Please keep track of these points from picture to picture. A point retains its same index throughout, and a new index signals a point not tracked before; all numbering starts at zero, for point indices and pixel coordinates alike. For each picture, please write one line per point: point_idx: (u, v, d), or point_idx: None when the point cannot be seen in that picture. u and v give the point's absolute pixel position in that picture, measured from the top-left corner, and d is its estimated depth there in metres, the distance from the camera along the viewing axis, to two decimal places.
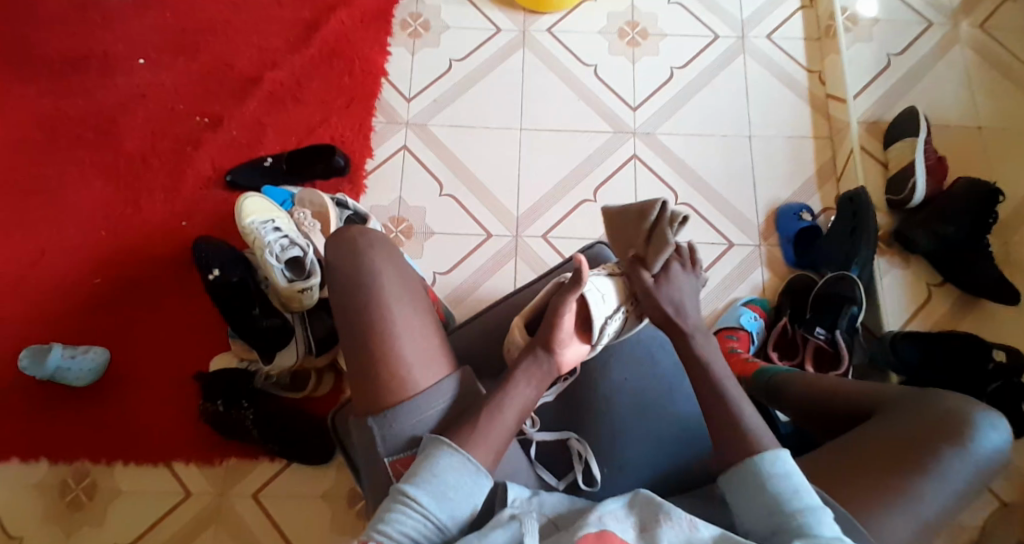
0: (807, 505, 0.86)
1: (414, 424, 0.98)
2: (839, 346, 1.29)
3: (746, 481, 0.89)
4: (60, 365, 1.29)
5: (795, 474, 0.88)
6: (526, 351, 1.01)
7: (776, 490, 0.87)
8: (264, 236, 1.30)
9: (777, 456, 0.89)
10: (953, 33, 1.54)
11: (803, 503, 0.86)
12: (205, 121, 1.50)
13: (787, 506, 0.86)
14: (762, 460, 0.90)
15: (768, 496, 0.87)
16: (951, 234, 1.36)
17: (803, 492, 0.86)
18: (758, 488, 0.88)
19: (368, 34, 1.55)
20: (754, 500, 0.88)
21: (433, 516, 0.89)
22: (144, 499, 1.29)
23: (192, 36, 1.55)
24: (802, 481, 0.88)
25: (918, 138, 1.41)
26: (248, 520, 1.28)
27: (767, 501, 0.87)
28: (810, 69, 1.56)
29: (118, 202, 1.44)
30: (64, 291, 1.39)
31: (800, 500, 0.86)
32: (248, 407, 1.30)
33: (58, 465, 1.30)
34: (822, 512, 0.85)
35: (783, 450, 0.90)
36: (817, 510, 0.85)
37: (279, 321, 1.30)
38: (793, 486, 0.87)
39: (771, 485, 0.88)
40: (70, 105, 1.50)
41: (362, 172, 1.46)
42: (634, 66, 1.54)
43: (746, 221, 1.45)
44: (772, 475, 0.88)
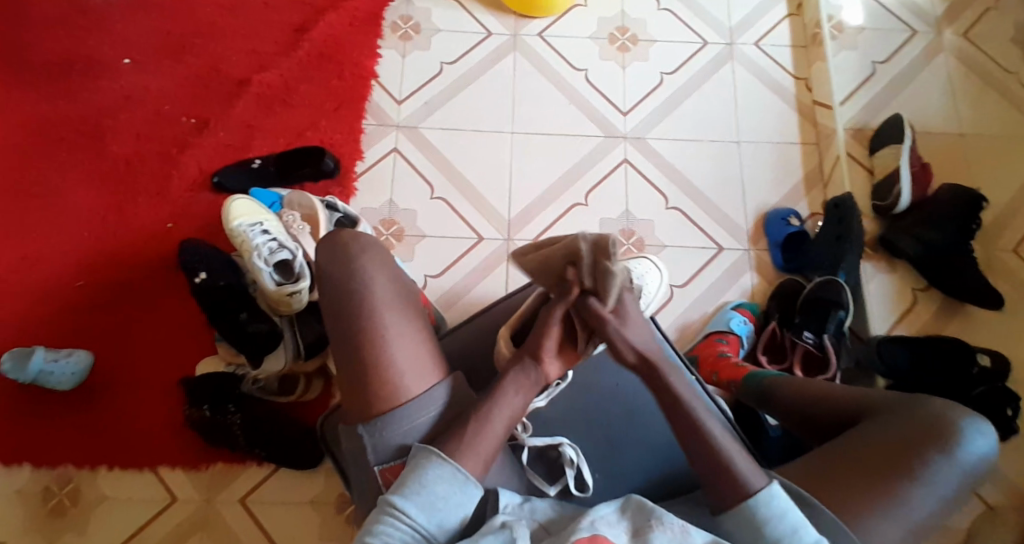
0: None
1: (404, 431, 0.97)
2: (827, 350, 1.30)
3: (742, 516, 0.90)
4: (42, 369, 1.26)
5: (790, 512, 0.89)
6: (515, 360, 0.99)
7: (776, 534, 0.88)
8: (252, 238, 1.28)
9: (770, 494, 0.90)
10: (937, 42, 1.57)
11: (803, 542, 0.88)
12: (191, 122, 1.48)
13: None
14: (756, 501, 0.90)
15: (767, 538, 0.89)
16: (937, 239, 1.39)
17: (802, 531, 0.88)
18: (754, 529, 0.89)
19: (358, 37, 1.54)
20: (754, 534, 0.89)
21: (422, 528, 0.89)
22: (128, 506, 1.26)
23: (180, 37, 1.53)
24: (798, 516, 0.89)
25: (902, 145, 1.44)
26: (237, 526, 1.26)
27: (768, 543, 0.89)
28: (798, 76, 1.57)
29: (102, 204, 1.42)
30: (47, 294, 1.36)
31: (800, 540, 0.88)
32: (235, 412, 1.28)
33: (40, 470, 1.27)
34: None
35: (774, 486, 0.91)
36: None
37: (267, 326, 1.28)
38: (791, 527, 0.88)
39: (767, 527, 0.89)
40: (54, 106, 1.48)
41: (352, 175, 1.44)
42: (625, 71, 1.55)
43: (736, 226, 1.46)
44: (767, 518, 0.89)
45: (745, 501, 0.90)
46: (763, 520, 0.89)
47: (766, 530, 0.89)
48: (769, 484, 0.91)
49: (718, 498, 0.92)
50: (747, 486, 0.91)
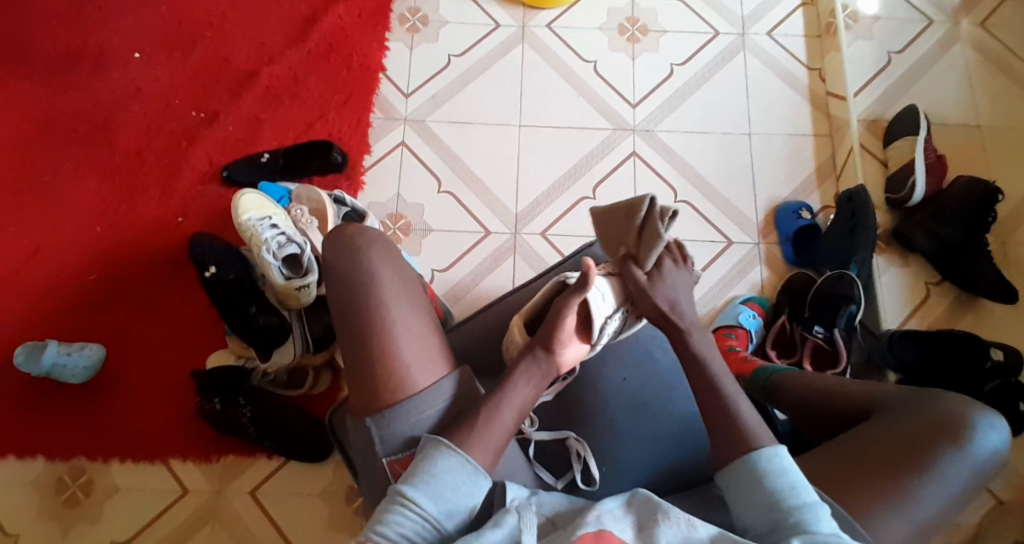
0: (804, 503, 0.85)
1: (412, 423, 0.97)
2: (837, 345, 1.29)
3: (742, 474, 0.89)
4: (55, 363, 1.28)
5: (792, 470, 0.87)
6: (526, 350, 1.00)
7: (773, 488, 0.87)
8: (261, 232, 1.28)
9: (773, 452, 0.89)
10: (953, 31, 1.54)
11: (801, 500, 0.86)
12: (200, 116, 1.48)
13: (785, 502, 0.86)
14: (759, 456, 0.89)
15: (766, 493, 0.87)
16: (950, 235, 1.37)
17: (801, 488, 0.86)
18: (754, 481, 0.88)
19: (366, 30, 1.53)
20: (752, 494, 0.87)
21: (431, 517, 0.89)
22: (140, 497, 1.29)
23: (188, 30, 1.54)
24: (799, 476, 0.87)
25: (918, 137, 1.41)
26: (247, 517, 1.28)
27: (766, 498, 0.87)
28: (811, 66, 1.55)
29: (113, 198, 1.43)
30: (59, 287, 1.38)
31: (798, 499, 0.86)
32: (245, 405, 1.29)
33: (54, 462, 1.30)
34: (820, 508, 0.85)
35: (779, 447, 0.90)
36: (815, 507, 0.85)
37: (277, 319, 1.30)
38: (790, 484, 0.86)
39: (767, 481, 0.87)
40: (64, 100, 1.48)
41: (360, 169, 1.45)
42: (634, 63, 1.53)
43: (746, 219, 1.45)
44: (768, 471, 0.88)
45: (750, 456, 0.89)
46: (765, 476, 0.88)
47: (766, 486, 0.87)
48: (776, 445, 0.90)
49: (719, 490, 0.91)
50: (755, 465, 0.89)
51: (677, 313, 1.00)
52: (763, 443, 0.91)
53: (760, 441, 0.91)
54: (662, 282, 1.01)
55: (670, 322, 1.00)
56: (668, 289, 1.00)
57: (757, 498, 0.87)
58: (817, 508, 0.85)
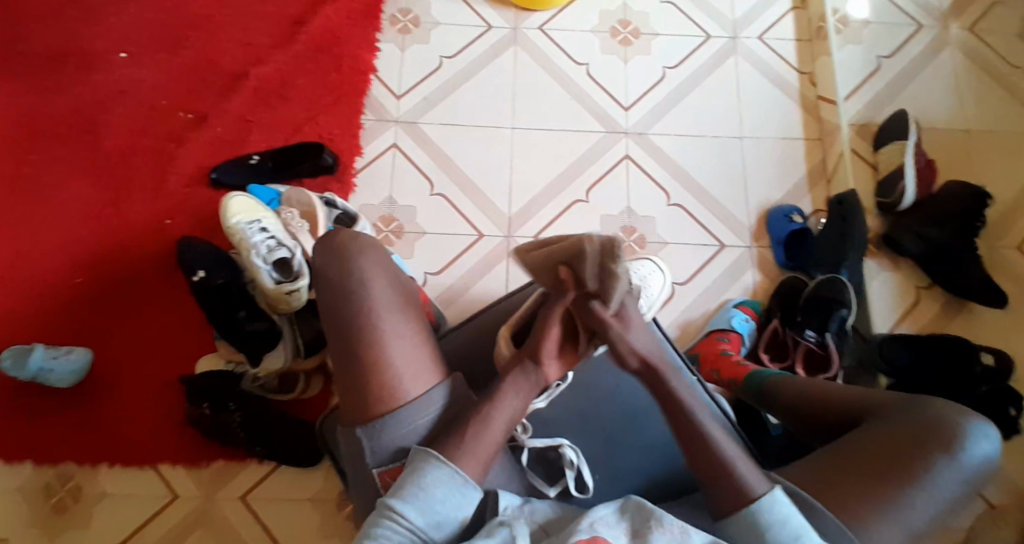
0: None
1: (403, 434, 0.97)
2: (829, 349, 1.29)
3: (744, 524, 0.90)
4: (42, 366, 1.26)
5: (795, 518, 0.89)
6: (515, 361, 0.99)
7: (778, 542, 0.89)
8: (250, 236, 1.27)
9: (774, 499, 0.90)
10: (942, 35, 1.55)
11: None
12: (189, 117, 1.47)
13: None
14: (760, 505, 0.90)
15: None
16: (937, 236, 1.39)
17: (804, 536, 0.88)
18: (756, 535, 0.89)
19: (357, 31, 1.52)
20: (755, 542, 0.89)
21: (420, 530, 0.89)
22: (129, 503, 1.26)
23: (176, 31, 1.52)
24: (801, 523, 0.89)
25: (907, 143, 1.41)
26: (238, 523, 1.26)
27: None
28: (802, 70, 1.55)
29: (100, 200, 1.41)
30: (46, 290, 1.35)
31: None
32: (235, 410, 1.28)
33: (40, 468, 1.27)
34: None
35: (778, 491, 0.91)
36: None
37: (266, 324, 1.28)
38: (794, 533, 0.88)
39: (771, 532, 0.89)
40: (49, 102, 1.46)
41: (352, 172, 1.43)
42: (627, 65, 1.53)
43: (738, 223, 1.45)
44: (769, 522, 0.89)
45: (750, 505, 0.90)
46: (766, 525, 0.89)
47: (770, 537, 0.89)
48: (773, 490, 0.91)
49: (714, 500, 0.92)
50: (751, 492, 0.91)
51: (654, 355, 0.96)
52: (759, 489, 0.91)
53: (754, 479, 0.92)
54: (628, 321, 0.94)
55: (650, 368, 0.97)
56: (638, 331, 0.95)
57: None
58: None
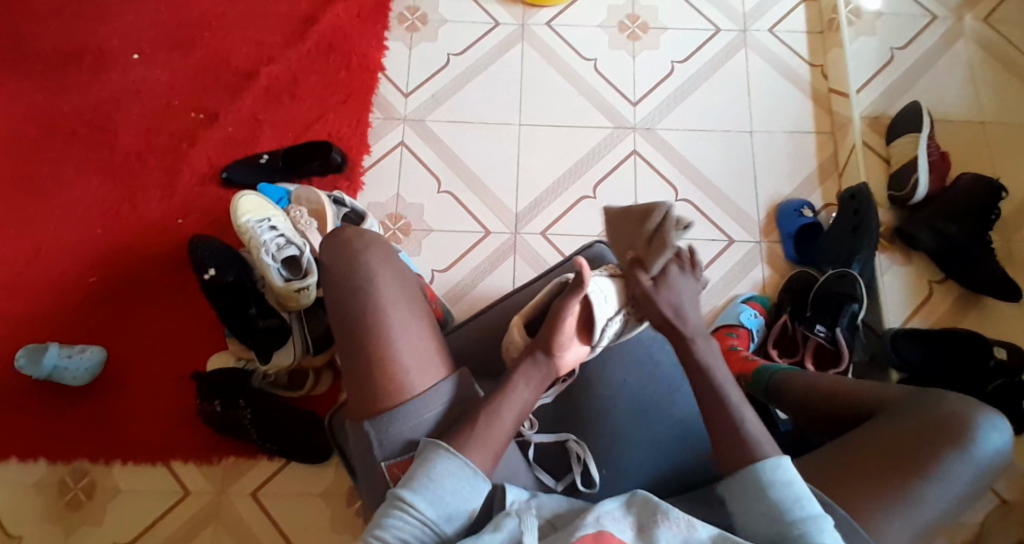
0: (809, 515, 0.85)
1: (411, 427, 0.97)
2: (839, 343, 1.28)
3: (745, 485, 0.88)
4: (56, 364, 1.29)
5: (797, 482, 0.87)
6: (526, 354, 1.01)
7: (779, 503, 0.86)
8: (260, 235, 1.28)
9: (777, 464, 0.88)
10: (957, 26, 1.52)
11: (805, 512, 0.85)
12: (200, 117, 1.48)
13: (789, 514, 0.85)
14: (765, 467, 0.88)
15: (770, 505, 0.86)
16: (954, 232, 1.36)
17: (805, 501, 0.86)
18: (758, 494, 0.87)
19: (365, 29, 1.52)
20: (755, 502, 0.87)
21: (431, 521, 0.89)
22: (142, 499, 1.29)
23: (185, 31, 1.53)
24: (803, 488, 0.87)
25: (921, 134, 1.40)
26: (249, 518, 1.28)
27: (769, 508, 0.86)
28: (813, 63, 1.54)
29: (112, 200, 1.43)
30: (60, 290, 1.38)
31: (802, 509, 0.85)
32: (246, 406, 1.29)
33: (56, 465, 1.30)
34: (823, 520, 0.85)
35: (783, 457, 0.89)
36: (818, 519, 0.85)
37: (277, 321, 1.30)
38: (795, 495, 0.86)
39: (771, 493, 0.87)
40: (60, 103, 1.48)
41: (360, 170, 1.44)
42: (635, 60, 1.52)
43: (747, 217, 1.44)
44: (772, 484, 0.87)
45: (752, 468, 0.89)
46: (768, 487, 0.87)
47: (771, 497, 0.87)
48: (779, 455, 0.89)
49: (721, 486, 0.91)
50: (756, 456, 0.89)
51: (682, 320, 0.97)
52: (766, 453, 0.90)
53: (765, 446, 0.90)
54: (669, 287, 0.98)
55: (673, 328, 0.98)
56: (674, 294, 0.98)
57: (760, 509, 0.87)
58: (821, 518, 0.85)
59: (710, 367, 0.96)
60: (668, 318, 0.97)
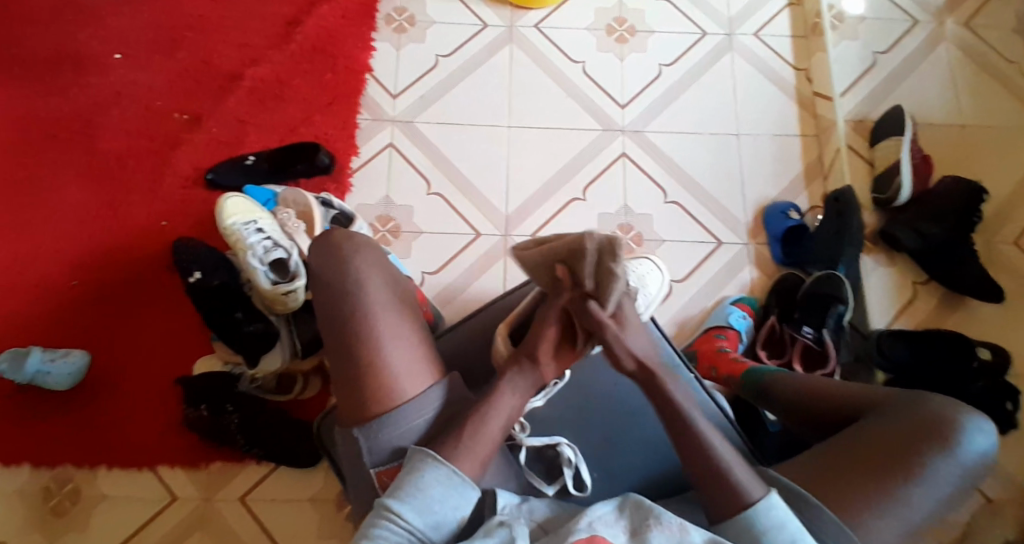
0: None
1: (400, 433, 0.96)
2: (826, 345, 1.29)
3: (741, 528, 0.89)
4: (39, 369, 1.26)
5: (790, 522, 0.88)
6: (512, 361, 0.99)
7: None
8: (247, 237, 1.27)
9: (770, 505, 0.89)
10: (938, 31, 1.55)
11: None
12: (184, 118, 1.46)
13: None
14: (755, 512, 0.89)
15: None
16: (935, 234, 1.38)
17: (802, 540, 0.87)
18: (752, 540, 0.88)
19: (352, 31, 1.52)
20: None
21: (418, 531, 0.89)
22: (127, 505, 1.26)
23: (170, 32, 1.51)
24: (796, 526, 0.89)
25: (904, 138, 1.42)
26: (237, 525, 1.26)
27: None
28: (798, 66, 1.55)
29: (96, 202, 1.40)
30: (42, 293, 1.35)
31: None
32: (233, 411, 1.28)
33: (38, 471, 1.27)
34: None
35: (773, 496, 0.90)
36: None
37: (263, 325, 1.27)
38: (792, 538, 0.87)
39: (767, 537, 0.88)
40: (42, 104, 1.46)
41: (348, 172, 1.43)
42: (623, 62, 1.53)
43: (734, 220, 1.45)
44: (767, 529, 0.88)
45: (744, 513, 0.89)
46: (762, 528, 0.88)
47: (766, 540, 0.88)
48: (767, 495, 0.90)
49: (712, 508, 0.91)
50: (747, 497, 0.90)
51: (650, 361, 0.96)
52: (755, 495, 0.90)
53: (750, 487, 0.90)
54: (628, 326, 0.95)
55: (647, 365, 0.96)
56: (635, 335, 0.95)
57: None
58: None
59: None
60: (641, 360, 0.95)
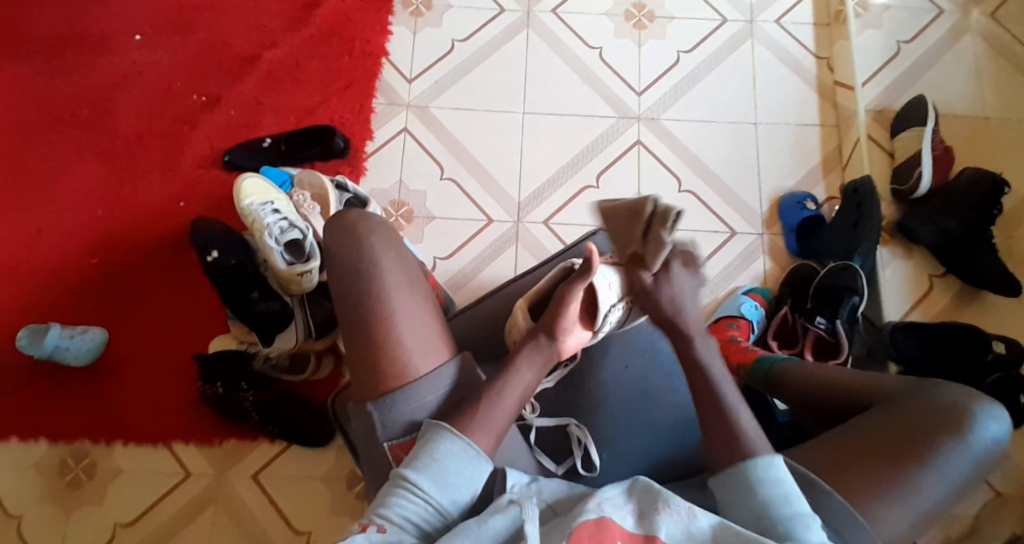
0: (796, 513, 0.86)
1: (413, 409, 0.98)
2: (839, 336, 1.29)
3: (738, 481, 0.89)
4: (58, 345, 1.29)
5: (787, 481, 0.88)
6: (529, 337, 1.02)
7: (765, 497, 0.87)
8: (263, 217, 1.29)
9: (770, 462, 0.89)
10: (964, 21, 1.52)
11: (792, 510, 0.87)
12: (202, 100, 1.47)
13: (776, 512, 0.86)
14: (755, 465, 0.89)
15: (756, 503, 0.87)
16: (954, 228, 1.37)
17: (794, 499, 0.87)
18: (747, 495, 0.88)
19: (369, 14, 1.52)
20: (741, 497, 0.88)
21: (435, 501, 0.90)
22: (143, 480, 1.30)
23: (189, 14, 1.52)
24: (794, 486, 0.88)
25: (925, 129, 1.40)
26: (249, 501, 1.29)
27: (757, 507, 0.88)
28: (819, 55, 1.53)
29: (115, 182, 1.43)
30: (62, 271, 1.38)
31: (790, 508, 0.86)
32: (247, 390, 1.31)
33: (57, 445, 1.31)
34: (811, 518, 0.86)
35: (777, 457, 0.90)
36: (805, 517, 0.86)
37: (279, 304, 1.31)
38: (785, 493, 0.87)
39: (760, 490, 0.88)
40: (64, 84, 1.48)
41: (362, 155, 1.44)
42: (640, 49, 1.52)
43: (749, 209, 1.44)
44: (761, 479, 0.88)
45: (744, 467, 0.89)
46: (756, 485, 0.88)
47: (759, 493, 0.88)
48: (773, 454, 0.90)
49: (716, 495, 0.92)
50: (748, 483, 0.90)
51: (682, 314, 0.98)
52: (760, 449, 0.91)
53: (756, 445, 0.91)
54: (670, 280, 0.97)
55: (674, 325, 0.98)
56: (672, 291, 0.98)
57: (750, 508, 0.88)
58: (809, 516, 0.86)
59: (709, 363, 0.97)
60: (668, 315, 0.98)
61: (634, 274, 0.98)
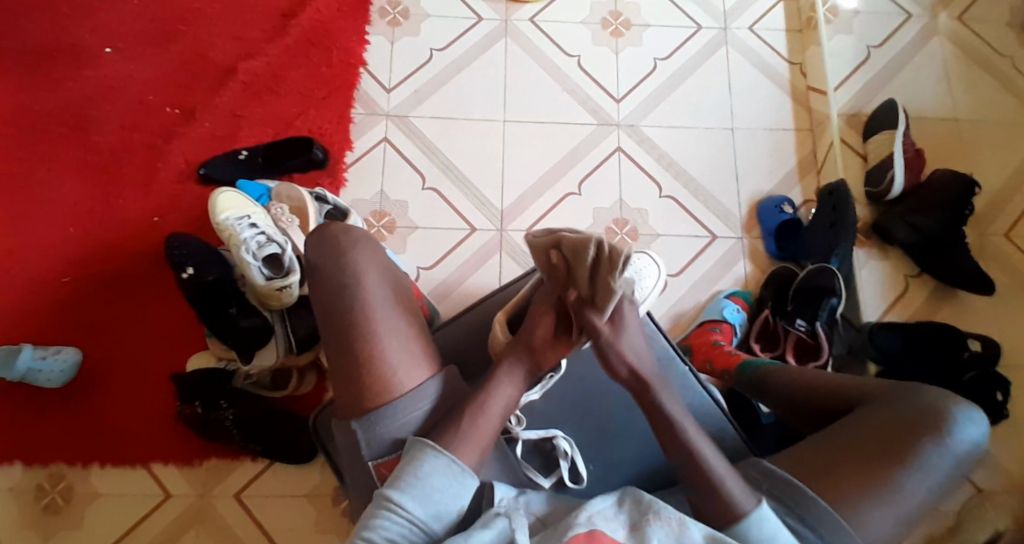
0: None
1: (398, 426, 0.96)
2: (819, 338, 1.29)
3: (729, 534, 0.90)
4: (31, 366, 1.25)
5: (781, 534, 0.89)
6: (509, 350, 1.01)
7: None
8: (240, 232, 1.26)
9: (762, 517, 0.89)
10: (932, 25, 1.55)
11: None
12: (177, 112, 1.45)
13: None
14: (749, 524, 0.89)
15: None
16: (930, 227, 1.38)
17: None
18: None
19: (346, 23, 1.51)
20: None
21: (419, 521, 0.89)
22: (122, 504, 1.26)
23: (163, 26, 1.50)
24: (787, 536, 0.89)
25: (897, 130, 1.42)
26: (233, 521, 1.26)
27: None
28: (792, 61, 1.56)
29: (87, 197, 1.39)
30: (34, 290, 1.34)
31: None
32: (228, 408, 1.27)
33: (32, 469, 1.26)
34: None
35: (766, 508, 0.90)
36: None
37: (260, 320, 1.27)
38: None
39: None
40: (33, 98, 1.44)
41: (342, 165, 1.42)
42: (618, 56, 1.53)
43: (728, 213, 1.45)
44: (758, 539, 0.89)
45: (738, 524, 0.90)
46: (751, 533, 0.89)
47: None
48: (760, 507, 0.90)
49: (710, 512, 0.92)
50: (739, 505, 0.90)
51: (642, 366, 0.98)
52: (745, 509, 0.90)
53: (742, 500, 0.90)
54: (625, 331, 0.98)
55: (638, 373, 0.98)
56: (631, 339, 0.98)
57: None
58: None
59: None
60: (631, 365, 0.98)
61: (586, 315, 0.98)
